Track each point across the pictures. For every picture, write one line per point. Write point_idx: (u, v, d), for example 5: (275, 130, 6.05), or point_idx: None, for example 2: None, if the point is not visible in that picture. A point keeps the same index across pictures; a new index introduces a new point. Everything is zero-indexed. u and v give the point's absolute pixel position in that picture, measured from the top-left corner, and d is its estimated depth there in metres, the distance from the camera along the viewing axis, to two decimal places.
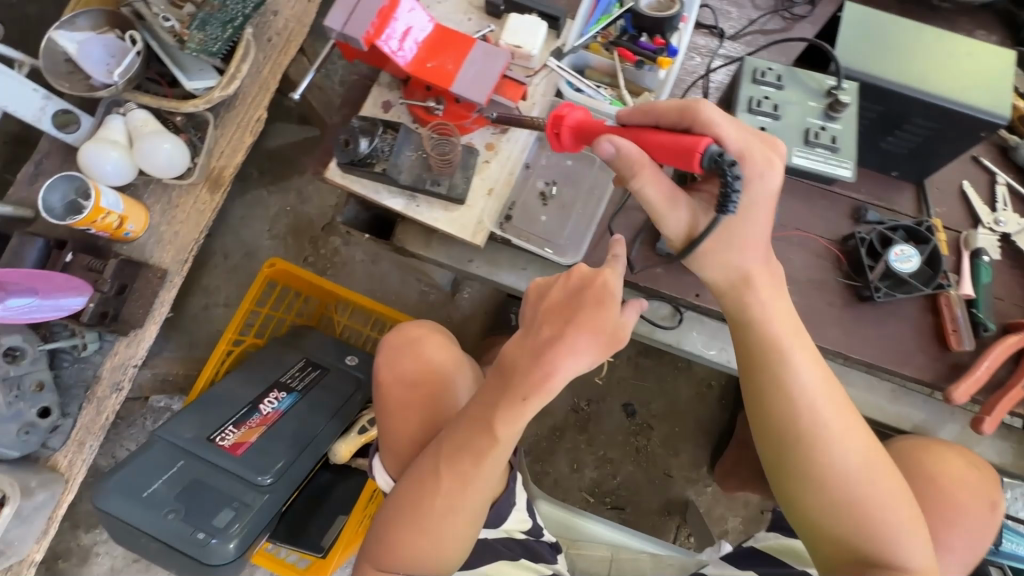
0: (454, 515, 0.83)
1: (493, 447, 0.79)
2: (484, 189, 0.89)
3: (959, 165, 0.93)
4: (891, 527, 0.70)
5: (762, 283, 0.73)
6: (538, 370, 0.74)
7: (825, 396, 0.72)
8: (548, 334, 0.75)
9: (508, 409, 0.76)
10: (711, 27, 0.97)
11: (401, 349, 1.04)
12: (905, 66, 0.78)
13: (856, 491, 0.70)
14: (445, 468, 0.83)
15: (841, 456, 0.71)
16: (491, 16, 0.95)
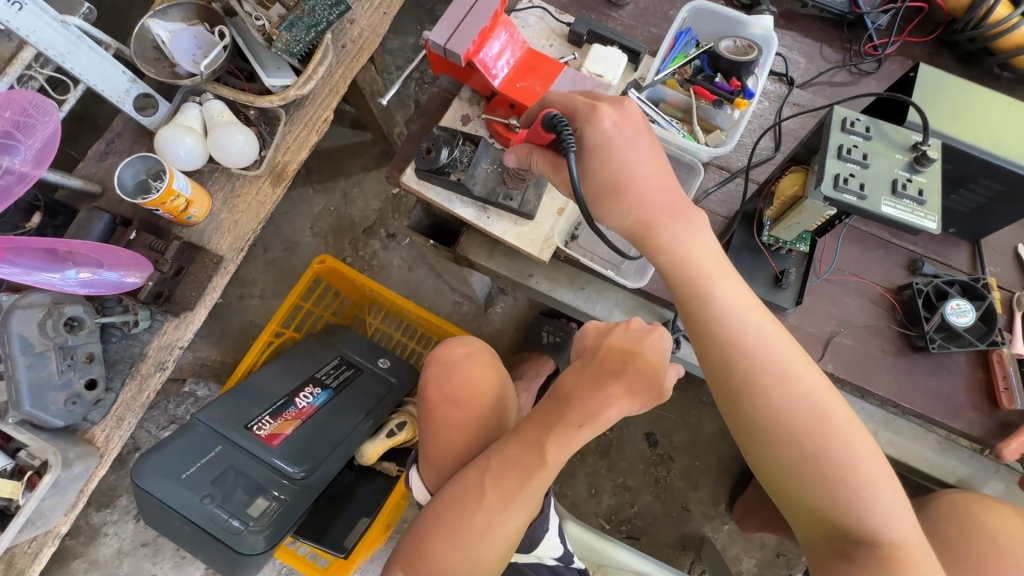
0: (490, 540, 0.77)
1: (542, 468, 0.77)
2: (554, 208, 0.92)
3: (1014, 228, 0.95)
4: (855, 480, 0.66)
5: (674, 223, 0.70)
6: (600, 399, 0.75)
7: (757, 339, 0.69)
8: (611, 369, 0.76)
9: (561, 432, 0.77)
10: (781, 74, 1.01)
11: (450, 365, 0.99)
12: (976, 129, 0.81)
13: (812, 446, 0.67)
14: (490, 486, 0.79)
15: (782, 406, 0.67)
16: (573, 44, 1.00)
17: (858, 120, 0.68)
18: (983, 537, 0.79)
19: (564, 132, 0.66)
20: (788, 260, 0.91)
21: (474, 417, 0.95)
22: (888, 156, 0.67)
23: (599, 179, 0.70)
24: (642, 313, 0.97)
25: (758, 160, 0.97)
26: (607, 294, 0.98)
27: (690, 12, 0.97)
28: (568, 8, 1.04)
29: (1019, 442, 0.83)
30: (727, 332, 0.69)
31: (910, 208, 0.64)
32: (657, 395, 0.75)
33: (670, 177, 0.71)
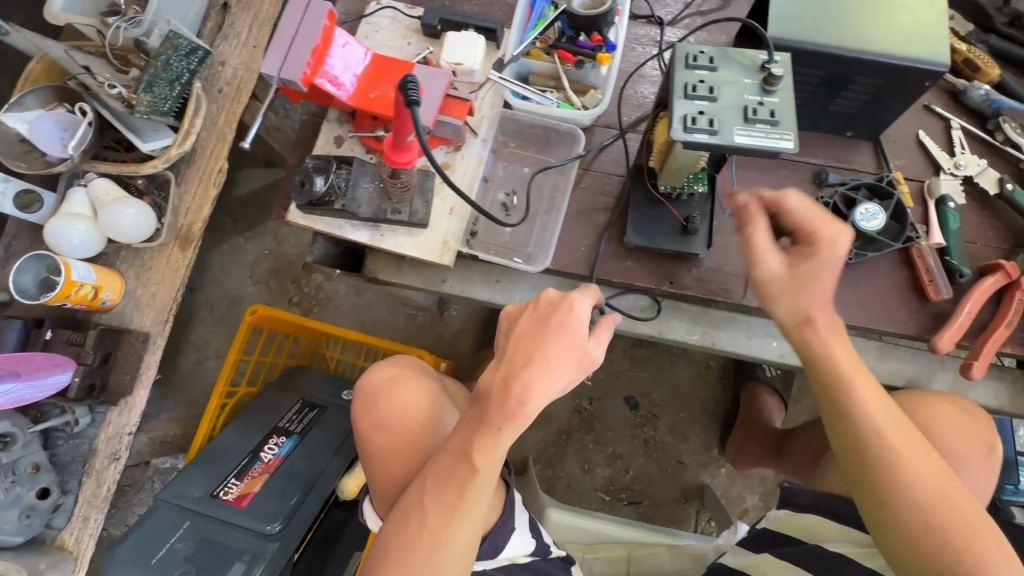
0: (448, 551, 0.76)
1: (473, 474, 0.75)
2: (445, 209, 0.90)
3: (912, 115, 0.92)
4: (976, 559, 0.60)
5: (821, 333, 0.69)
6: (512, 399, 0.72)
7: (887, 430, 0.67)
8: (522, 361, 0.72)
9: (482, 438, 0.74)
10: (648, 16, 0.97)
11: (375, 395, 1.00)
12: (841, 32, 0.79)
13: (927, 495, 0.64)
14: (431, 501, 0.77)
15: (909, 488, 0.65)
16: (429, 36, 0.96)
17: (701, 52, 0.65)
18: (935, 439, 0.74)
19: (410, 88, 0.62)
20: (691, 206, 0.88)
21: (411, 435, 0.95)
22: (736, 83, 0.64)
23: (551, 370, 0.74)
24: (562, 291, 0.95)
25: (643, 111, 0.94)
26: (523, 281, 0.95)
27: None
28: (420, 2, 1.00)
29: (951, 332, 0.81)
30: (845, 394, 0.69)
31: (764, 131, 0.60)
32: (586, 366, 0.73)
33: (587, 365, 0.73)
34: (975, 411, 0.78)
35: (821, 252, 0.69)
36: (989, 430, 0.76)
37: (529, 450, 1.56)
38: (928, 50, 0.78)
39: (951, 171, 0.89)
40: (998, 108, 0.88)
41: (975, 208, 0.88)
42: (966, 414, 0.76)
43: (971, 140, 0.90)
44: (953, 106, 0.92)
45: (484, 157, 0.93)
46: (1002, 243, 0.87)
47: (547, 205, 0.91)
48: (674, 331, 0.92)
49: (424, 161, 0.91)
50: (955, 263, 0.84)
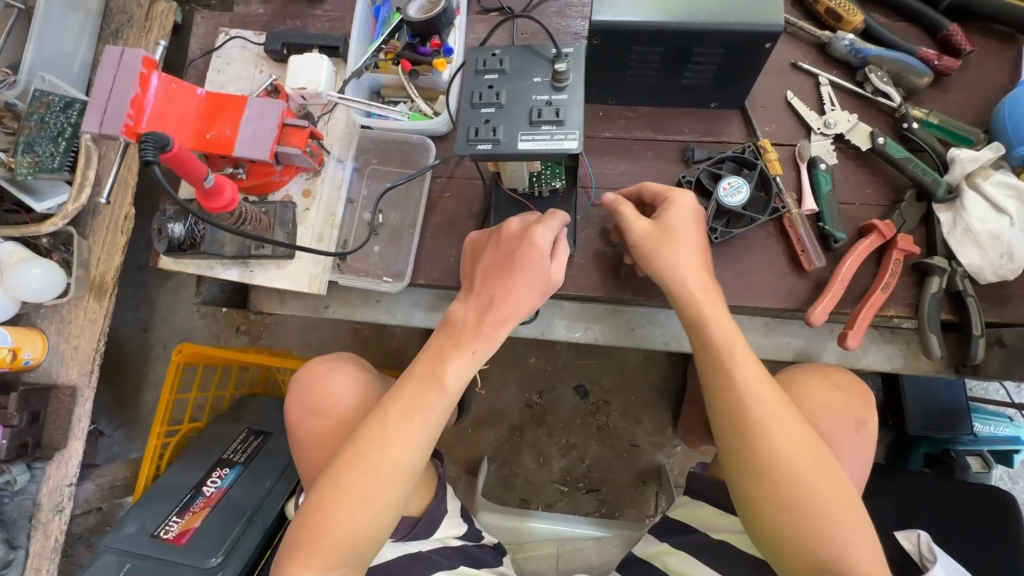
0: (391, 485, 0.66)
1: (442, 397, 0.68)
2: (311, 237, 0.89)
3: (779, 75, 0.87)
4: (824, 518, 0.62)
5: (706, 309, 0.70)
6: (495, 313, 0.69)
7: (755, 400, 0.67)
8: (500, 268, 0.71)
9: (456, 351, 0.69)
10: (499, 8, 0.94)
11: (311, 381, 0.91)
12: (669, 4, 0.74)
13: (800, 470, 0.64)
14: (394, 427, 0.68)
15: (776, 454, 0.64)
16: (279, 63, 0.95)
17: (491, 55, 0.63)
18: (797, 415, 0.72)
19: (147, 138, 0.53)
20: (552, 203, 0.85)
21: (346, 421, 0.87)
22: (525, 83, 0.61)
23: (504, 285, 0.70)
24: (443, 304, 0.94)
25: None
26: (403, 298, 0.94)
27: None
28: (270, 26, 0.98)
29: (825, 303, 0.78)
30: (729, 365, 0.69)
31: (548, 134, 0.58)
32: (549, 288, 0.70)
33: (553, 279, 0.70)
34: (854, 385, 0.74)
35: (674, 206, 0.74)
36: (863, 405, 0.72)
37: (484, 449, 1.56)
38: (760, 11, 0.73)
39: (822, 130, 0.84)
40: (864, 58, 0.83)
41: (850, 167, 0.84)
42: (837, 390, 0.73)
43: (840, 95, 0.86)
44: (821, 61, 0.87)
45: (346, 178, 0.92)
46: (881, 200, 0.83)
47: (417, 215, 0.89)
48: (556, 330, 0.91)
49: (285, 191, 0.90)
50: (829, 229, 0.81)
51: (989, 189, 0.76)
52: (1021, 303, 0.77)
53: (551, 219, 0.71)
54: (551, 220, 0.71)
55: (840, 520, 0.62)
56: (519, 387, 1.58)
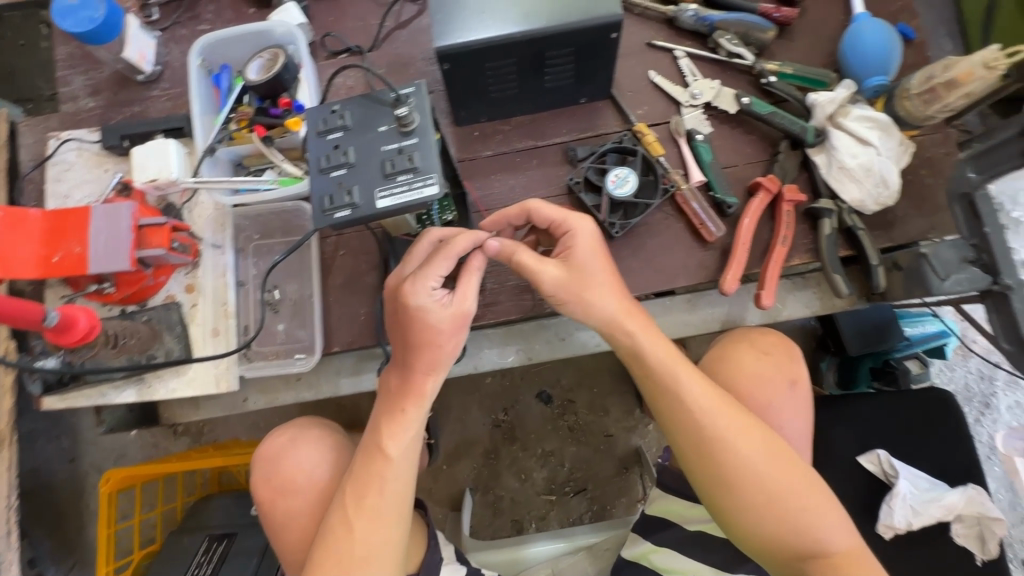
0: (378, 564, 0.65)
1: (388, 466, 0.66)
2: (207, 333, 0.82)
3: (638, 57, 0.88)
4: (791, 505, 0.64)
5: (630, 324, 0.69)
6: (414, 374, 0.65)
7: (703, 414, 0.67)
8: (401, 340, 0.65)
9: (386, 421, 0.67)
10: (347, 49, 0.90)
11: (278, 458, 0.78)
12: (508, 14, 0.72)
13: (764, 467, 0.65)
14: (353, 509, 0.66)
15: (735, 461, 0.65)
16: (123, 156, 0.87)
17: (331, 112, 0.59)
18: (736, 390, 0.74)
19: None
20: None
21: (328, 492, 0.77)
22: (371, 135, 0.58)
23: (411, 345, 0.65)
24: (366, 364, 0.89)
25: None
26: (325, 369, 0.89)
27: (203, 52, 0.85)
28: (105, 119, 0.90)
29: (733, 270, 0.79)
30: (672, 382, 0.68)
31: (405, 185, 0.55)
32: (461, 326, 0.64)
33: (456, 328, 0.64)
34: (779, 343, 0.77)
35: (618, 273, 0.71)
36: (794, 365, 0.75)
37: (464, 481, 1.52)
38: (598, 4, 0.72)
39: (690, 102, 0.86)
40: (710, 25, 0.85)
41: (726, 132, 0.85)
42: (770, 356, 0.76)
43: (699, 64, 0.87)
44: (673, 35, 0.88)
45: (229, 262, 0.85)
46: (761, 156, 0.84)
47: (313, 281, 0.84)
48: (487, 360, 0.89)
49: (165, 292, 0.82)
50: (720, 197, 0.82)
51: (851, 125, 0.79)
52: (905, 225, 0.81)
53: (429, 265, 0.63)
54: (433, 262, 0.63)
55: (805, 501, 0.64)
56: (483, 409, 1.55)
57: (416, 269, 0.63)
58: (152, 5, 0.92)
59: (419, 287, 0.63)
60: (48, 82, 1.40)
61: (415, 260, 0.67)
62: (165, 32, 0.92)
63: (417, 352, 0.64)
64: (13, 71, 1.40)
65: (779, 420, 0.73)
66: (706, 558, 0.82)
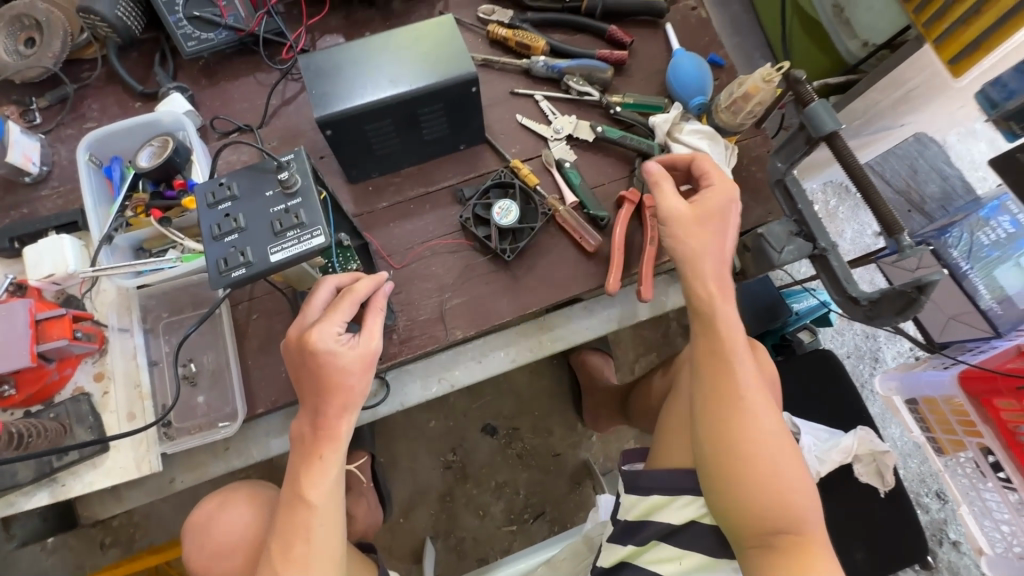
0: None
1: (312, 514, 0.68)
2: (122, 417, 0.82)
3: (505, 104, 1.00)
4: (784, 490, 0.71)
5: (725, 298, 0.78)
6: (327, 417, 0.68)
7: (745, 389, 0.74)
8: (311, 385, 0.68)
9: (305, 469, 0.69)
10: (237, 128, 0.96)
11: (206, 522, 0.81)
12: (379, 81, 0.82)
13: (772, 450, 0.72)
14: (281, 563, 0.68)
15: (757, 437, 0.73)
16: (15, 257, 0.87)
17: (218, 185, 0.65)
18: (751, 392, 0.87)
19: None
20: None
21: (253, 546, 0.78)
22: (260, 200, 0.64)
23: (321, 389, 0.68)
24: (294, 421, 0.91)
25: None
26: (252, 434, 0.90)
27: (91, 147, 0.88)
28: None
29: (615, 272, 0.90)
30: (733, 347, 0.76)
31: (294, 238, 0.61)
32: (370, 364, 0.69)
33: (366, 367, 0.69)
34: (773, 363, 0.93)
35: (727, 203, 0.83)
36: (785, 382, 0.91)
37: (423, 530, 1.50)
38: (455, 65, 0.84)
39: (555, 136, 0.98)
40: (559, 71, 0.99)
41: (589, 158, 0.99)
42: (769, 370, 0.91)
43: (557, 104, 1.01)
44: (532, 83, 1.02)
45: (139, 343, 0.86)
46: (622, 173, 0.98)
47: (229, 348, 0.87)
48: (413, 394, 0.93)
49: (72, 385, 0.82)
50: (593, 212, 0.94)
51: (685, 139, 0.94)
52: (747, 213, 0.96)
53: (334, 312, 0.67)
54: (339, 309, 0.68)
55: (800, 491, 0.71)
56: (431, 454, 1.55)
57: (323, 315, 0.67)
58: (34, 110, 0.95)
59: (326, 331, 0.66)
60: None
61: (317, 309, 0.70)
62: (50, 133, 0.95)
63: (329, 394, 0.68)
64: None
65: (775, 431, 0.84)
66: (679, 543, 0.81)
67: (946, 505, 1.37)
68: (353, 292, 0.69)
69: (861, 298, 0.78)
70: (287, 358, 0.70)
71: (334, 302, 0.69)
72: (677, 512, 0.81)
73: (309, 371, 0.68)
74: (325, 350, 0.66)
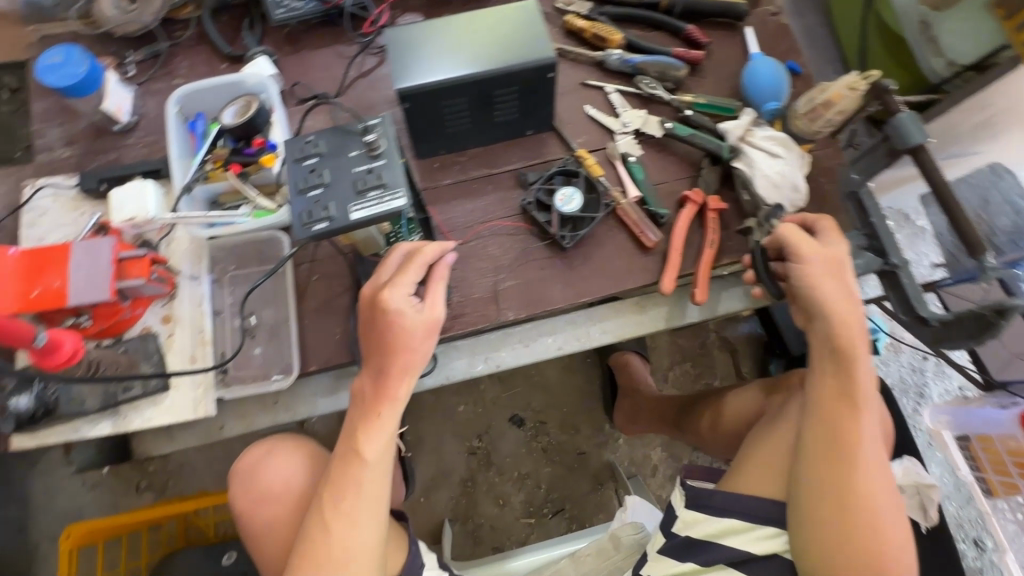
0: (357, 566, 0.69)
1: (365, 468, 0.71)
2: (183, 360, 0.85)
3: (575, 94, 1.01)
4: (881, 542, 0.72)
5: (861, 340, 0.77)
6: (388, 377, 0.70)
7: (866, 434, 0.74)
8: (376, 343, 0.71)
9: (361, 425, 0.71)
10: (314, 96, 0.99)
11: (254, 471, 0.83)
12: (459, 58, 0.84)
13: (874, 500, 0.72)
14: (331, 512, 0.70)
15: (869, 484, 0.72)
16: (100, 199, 0.91)
17: (306, 142, 0.67)
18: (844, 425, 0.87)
19: None
20: None
21: (302, 498, 0.81)
22: (344, 160, 0.66)
23: (384, 348, 0.70)
24: (342, 383, 0.93)
25: None
26: (301, 391, 0.92)
27: (180, 101, 0.92)
28: (81, 167, 0.95)
29: (671, 272, 0.90)
30: (840, 391, 0.76)
31: (376, 198, 0.63)
32: (432, 330, 0.71)
33: (430, 332, 0.71)
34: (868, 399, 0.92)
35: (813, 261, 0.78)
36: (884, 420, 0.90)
37: (442, 512, 1.51)
38: (535, 49, 0.85)
39: (623, 130, 0.98)
40: (633, 66, 0.99)
41: (654, 154, 0.98)
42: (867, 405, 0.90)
43: (627, 98, 1.01)
44: (604, 76, 1.02)
45: (204, 292, 0.89)
46: (686, 172, 0.97)
47: (287, 305, 0.89)
48: (458, 370, 0.95)
49: (141, 324, 0.86)
50: (655, 208, 0.93)
51: (760, 144, 0.92)
52: None
53: (404, 275, 0.70)
54: (408, 273, 0.71)
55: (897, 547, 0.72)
56: (457, 438, 1.56)
57: (395, 277, 0.71)
58: (128, 63, 1.00)
59: (398, 292, 0.70)
60: None
61: (389, 270, 0.73)
62: (141, 86, 0.99)
63: (391, 354, 0.70)
64: None
65: None
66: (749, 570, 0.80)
67: (983, 553, 1.30)
68: (425, 257, 0.72)
69: (932, 320, 0.76)
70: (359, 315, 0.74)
71: (404, 266, 0.72)
72: (753, 542, 0.80)
73: (376, 330, 0.70)
74: (393, 309, 0.69)
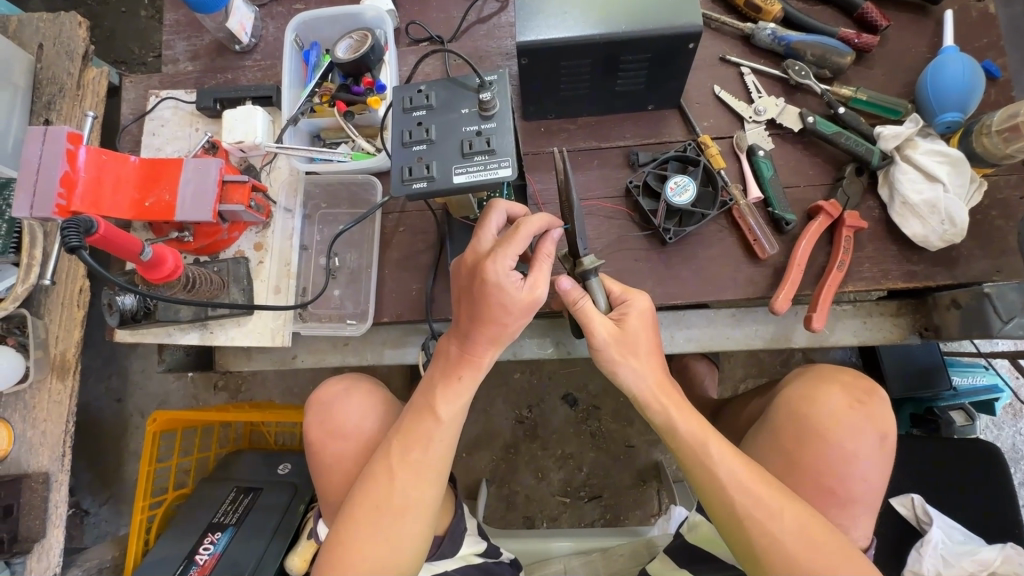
0: (412, 519, 0.70)
1: (438, 426, 0.72)
2: (269, 289, 0.88)
3: (710, 70, 0.89)
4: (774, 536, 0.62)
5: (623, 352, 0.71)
6: (476, 344, 0.70)
7: (687, 436, 0.68)
8: (468, 310, 0.69)
9: (442, 385, 0.72)
10: (429, 38, 0.94)
11: (330, 403, 0.86)
12: (592, 13, 0.75)
13: (797, 551, 0.60)
14: (397, 462, 0.71)
15: (725, 487, 0.64)
16: (214, 118, 0.94)
17: (417, 92, 0.65)
18: (814, 440, 0.71)
19: (68, 234, 0.57)
20: None
21: (370, 439, 0.84)
22: (453, 116, 0.64)
23: (478, 319, 0.68)
24: (410, 337, 0.93)
25: None
26: (372, 339, 0.94)
27: (298, 29, 0.90)
28: (200, 83, 0.97)
29: (786, 290, 0.79)
30: (673, 412, 0.69)
31: (481, 164, 0.61)
32: (530, 310, 0.68)
33: (529, 310, 0.68)
34: (869, 397, 0.74)
35: (633, 310, 0.72)
36: (885, 420, 0.71)
37: (481, 472, 1.53)
38: (682, 12, 0.74)
39: (753, 118, 0.86)
40: (787, 45, 0.85)
41: (790, 152, 0.86)
42: (860, 407, 0.72)
43: (769, 83, 0.88)
44: (748, 53, 0.89)
45: (296, 226, 0.91)
46: (824, 179, 0.84)
47: (370, 253, 0.89)
48: (527, 349, 0.96)
49: (236, 247, 0.89)
50: (778, 213, 0.82)
51: (921, 159, 0.78)
52: (969, 264, 0.80)
53: (508, 246, 0.65)
54: (512, 244, 0.65)
55: (786, 539, 0.61)
56: (508, 404, 1.56)
57: (500, 245, 0.66)
58: None
59: (500, 266, 0.65)
60: (143, 48, 1.51)
61: (489, 238, 0.69)
62: (263, 7, 0.98)
63: (484, 324, 0.68)
64: (113, 34, 1.52)
65: (847, 456, 0.70)
66: None
67: None
68: (530, 229, 0.66)
69: None
70: (453, 273, 0.73)
71: (507, 235, 0.66)
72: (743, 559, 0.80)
73: (473, 298, 0.68)
74: (494, 282, 0.65)
